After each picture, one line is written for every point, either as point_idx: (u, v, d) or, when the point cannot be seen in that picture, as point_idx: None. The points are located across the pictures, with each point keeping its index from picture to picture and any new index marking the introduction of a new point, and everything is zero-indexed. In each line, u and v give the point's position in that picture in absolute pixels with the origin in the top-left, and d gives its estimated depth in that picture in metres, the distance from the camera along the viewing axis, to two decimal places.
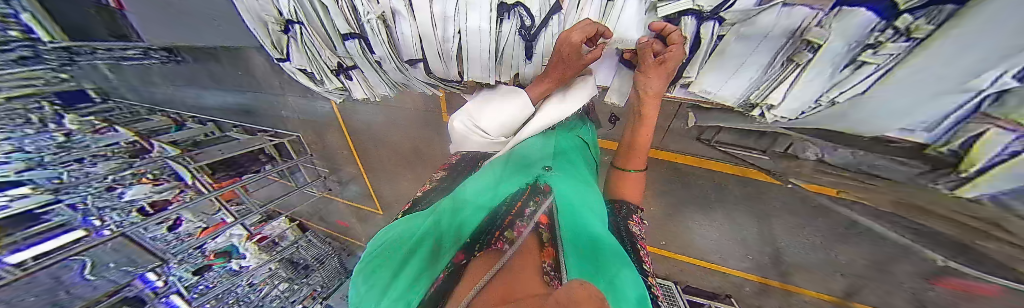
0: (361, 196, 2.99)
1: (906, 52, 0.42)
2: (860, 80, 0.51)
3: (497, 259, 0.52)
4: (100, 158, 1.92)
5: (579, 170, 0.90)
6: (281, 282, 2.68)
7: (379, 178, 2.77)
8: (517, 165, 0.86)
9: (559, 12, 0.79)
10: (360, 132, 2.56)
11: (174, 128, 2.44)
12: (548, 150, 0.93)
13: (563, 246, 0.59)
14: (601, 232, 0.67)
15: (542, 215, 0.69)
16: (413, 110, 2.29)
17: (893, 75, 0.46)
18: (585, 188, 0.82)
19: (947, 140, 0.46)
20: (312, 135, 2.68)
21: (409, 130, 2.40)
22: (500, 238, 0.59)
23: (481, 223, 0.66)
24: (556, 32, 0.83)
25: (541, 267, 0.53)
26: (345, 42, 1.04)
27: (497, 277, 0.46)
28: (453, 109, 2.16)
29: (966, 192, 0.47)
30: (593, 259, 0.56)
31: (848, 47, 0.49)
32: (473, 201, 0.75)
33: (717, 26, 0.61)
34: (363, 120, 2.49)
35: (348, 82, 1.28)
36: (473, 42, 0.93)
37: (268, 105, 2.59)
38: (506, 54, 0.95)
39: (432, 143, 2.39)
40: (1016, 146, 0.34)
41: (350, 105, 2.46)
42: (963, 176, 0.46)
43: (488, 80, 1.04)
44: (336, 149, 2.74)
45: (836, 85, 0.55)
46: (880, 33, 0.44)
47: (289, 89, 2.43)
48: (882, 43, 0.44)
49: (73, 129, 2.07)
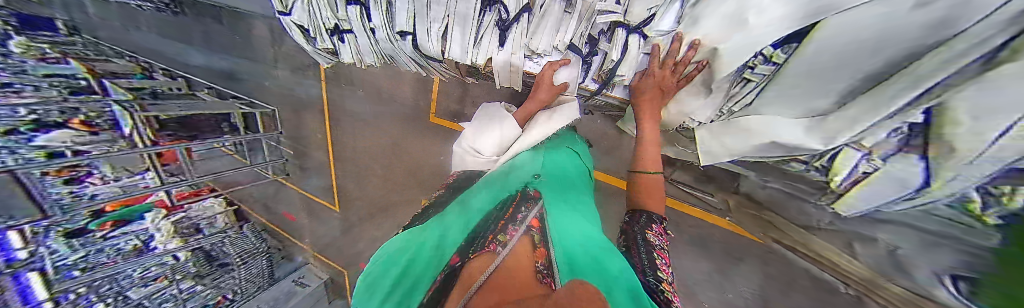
0: (321, 187, 2.86)
1: (772, 72, 0.61)
2: (746, 93, 0.69)
3: (492, 261, 0.62)
4: (32, 87, 1.72)
5: (571, 178, 1.00)
6: (186, 280, 2.40)
7: (346, 171, 2.67)
8: (506, 176, 0.93)
9: (530, 10, 0.89)
10: (340, 119, 2.53)
11: (139, 75, 2.26)
12: (537, 159, 1.01)
13: (554, 250, 0.67)
14: (592, 232, 0.75)
15: (533, 218, 0.77)
16: (396, 108, 2.32)
17: (766, 90, 0.64)
18: (573, 190, 0.95)
19: (814, 158, 0.61)
20: (290, 112, 2.65)
21: (386, 129, 2.41)
22: (493, 241, 0.69)
23: (480, 225, 0.75)
24: (527, 27, 0.92)
25: (535, 267, 0.62)
26: (348, 6, 1.16)
27: (493, 276, 0.57)
28: (435, 109, 2.20)
29: (843, 210, 0.59)
30: (589, 251, 0.66)
31: (738, 70, 0.66)
32: (471, 207, 0.83)
33: (640, 38, 0.79)
34: (347, 108, 2.47)
35: (340, 43, 1.35)
36: (459, 25, 1.00)
37: (254, 74, 2.59)
38: (484, 40, 1.01)
39: (407, 144, 2.38)
40: (868, 163, 0.49)
41: (337, 91, 2.46)
42: (835, 192, 0.60)
43: (465, 61, 1.09)
44: (310, 131, 2.67)
45: (730, 98, 0.72)
46: (755, 58, 0.62)
47: (282, 63, 2.48)
48: (755, 65, 0.63)
49: (15, 53, 1.86)
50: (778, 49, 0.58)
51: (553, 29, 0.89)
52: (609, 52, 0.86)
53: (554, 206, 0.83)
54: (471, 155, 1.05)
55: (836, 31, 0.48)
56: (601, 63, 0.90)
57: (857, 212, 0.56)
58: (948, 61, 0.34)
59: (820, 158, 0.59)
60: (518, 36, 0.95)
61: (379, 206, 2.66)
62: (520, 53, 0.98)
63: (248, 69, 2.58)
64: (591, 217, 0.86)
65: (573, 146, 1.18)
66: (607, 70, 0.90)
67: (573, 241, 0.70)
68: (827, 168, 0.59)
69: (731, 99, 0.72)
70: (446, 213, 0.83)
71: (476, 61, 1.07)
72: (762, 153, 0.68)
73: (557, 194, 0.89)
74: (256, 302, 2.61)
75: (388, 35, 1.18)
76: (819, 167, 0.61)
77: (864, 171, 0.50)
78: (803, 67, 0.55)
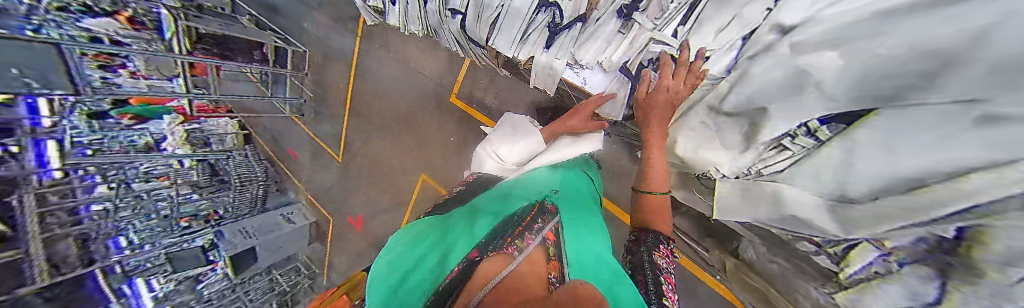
0: (330, 136, 2.92)
1: (815, 145, 0.56)
2: (779, 159, 0.64)
3: (509, 261, 0.60)
4: None
5: (583, 198, 1.04)
6: (184, 189, 2.51)
7: (357, 127, 2.72)
8: (522, 187, 0.96)
9: (582, 20, 0.88)
10: (365, 76, 2.57)
11: None
12: (556, 175, 1.05)
13: (568, 263, 0.68)
14: (603, 253, 0.75)
15: (548, 231, 0.77)
16: (419, 80, 2.33)
17: (800, 162, 0.60)
18: (587, 215, 0.95)
19: (829, 244, 0.67)
20: (319, 58, 2.70)
21: (406, 97, 2.43)
22: (511, 244, 0.67)
23: (496, 229, 0.77)
24: (576, 37, 0.91)
25: (547, 277, 0.62)
26: None
27: (507, 277, 0.55)
28: (457, 92, 2.19)
29: (845, 295, 0.71)
30: (600, 274, 0.64)
31: (781, 132, 0.61)
32: (486, 210, 0.87)
33: (686, 77, 0.79)
34: (374, 68, 2.51)
35: (388, 5, 1.37)
36: (511, 19, 1.00)
37: (295, 12, 2.64)
38: (530, 38, 1.01)
39: (422, 117, 2.40)
40: (883, 264, 0.57)
41: (368, 48, 2.49)
42: (843, 280, 0.70)
43: (509, 53, 1.10)
44: (333, 81, 2.73)
45: (762, 160, 0.68)
46: (798, 128, 0.58)
47: (322, 8, 2.52)
48: (796, 135, 0.59)
49: None
50: (827, 127, 0.53)
51: (603, 47, 0.89)
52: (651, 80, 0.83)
53: (567, 222, 0.86)
54: (493, 160, 1.17)
55: (879, 129, 0.44)
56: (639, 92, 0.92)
57: (856, 301, 0.68)
58: (995, 181, 0.31)
59: (836, 246, 0.66)
60: (566, 42, 0.94)
61: (379, 169, 2.71)
62: (564, 59, 0.98)
63: (290, 5, 2.63)
64: (602, 238, 0.86)
65: (586, 170, 1.25)
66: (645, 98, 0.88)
67: (584, 260, 0.70)
68: (843, 256, 0.66)
69: (764, 160, 0.67)
70: (463, 215, 0.88)
71: (519, 57, 1.10)
72: (782, 224, 0.71)
73: (569, 210, 0.92)
74: (240, 226, 2.72)
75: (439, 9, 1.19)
76: (834, 251, 0.68)
77: (877, 270, 0.59)
78: (845, 150, 0.50)
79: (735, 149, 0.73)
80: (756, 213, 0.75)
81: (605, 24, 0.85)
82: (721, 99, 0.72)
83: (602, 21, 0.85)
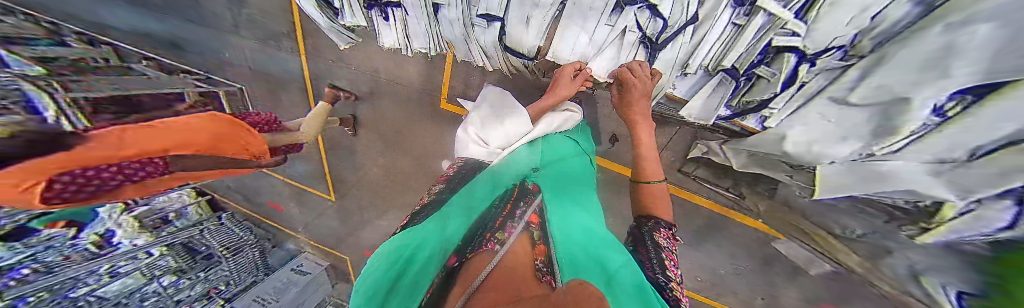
0: (310, 177, 2.58)
1: (936, 123, 0.48)
2: (899, 140, 0.56)
3: (490, 261, 0.41)
4: None
5: (573, 169, 0.86)
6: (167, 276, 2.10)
7: (340, 158, 2.41)
8: (501, 168, 0.74)
9: (694, 23, 0.69)
10: (327, 100, 2.20)
11: (46, 41, 1.76)
12: (537, 150, 0.83)
13: (556, 245, 0.50)
14: (592, 227, 0.62)
15: (532, 214, 0.60)
16: (396, 89, 2.02)
17: (927, 138, 0.51)
18: (578, 186, 0.80)
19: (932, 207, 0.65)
20: (265, 90, 2.28)
21: (385, 112, 2.12)
22: (490, 240, 0.49)
23: (476, 223, 0.57)
24: (686, 43, 0.74)
25: (532, 264, 0.42)
26: None
27: (491, 276, 0.36)
28: (450, 94, 1.90)
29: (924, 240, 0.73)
30: (587, 249, 0.51)
31: (921, 125, 0.50)
32: (461, 207, 0.64)
33: (810, 68, 0.63)
34: (337, 87, 2.14)
35: (382, 20, 1.23)
36: (574, 16, 0.80)
37: (215, 43, 2.19)
38: (608, 46, 0.86)
39: (411, 128, 2.11)
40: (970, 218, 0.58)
41: (322, 67, 2.10)
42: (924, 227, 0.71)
43: (568, 61, 0.96)
44: (291, 114, 2.32)
45: (877, 141, 0.61)
46: (952, 103, 0.43)
47: (244, 30, 2.08)
48: (950, 109, 0.44)
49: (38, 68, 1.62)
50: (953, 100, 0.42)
51: (696, 48, 0.75)
52: (767, 78, 0.72)
53: (555, 201, 0.68)
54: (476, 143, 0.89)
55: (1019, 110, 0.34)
56: (749, 88, 0.79)
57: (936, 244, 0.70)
58: None
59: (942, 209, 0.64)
60: (672, 55, 0.79)
61: (383, 195, 2.45)
62: (672, 74, 0.85)
63: (204, 37, 2.19)
64: (592, 211, 0.73)
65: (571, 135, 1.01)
66: (754, 100, 0.81)
67: (576, 239, 0.55)
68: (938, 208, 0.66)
69: (879, 143, 0.60)
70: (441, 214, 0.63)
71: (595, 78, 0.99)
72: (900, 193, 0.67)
73: (559, 191, 0.73)
74: (253, 295, 2.41)
75: (464, 16, 0.97)
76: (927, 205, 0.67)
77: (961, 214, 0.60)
78: (978, 135, 0.43)
79: (844, 138, 0.67)
80: (868, 186, 0.72)
81: (717, 18, 0.65)
82: (846, 93, 0.59)
83: (712, 23, 0.67)
